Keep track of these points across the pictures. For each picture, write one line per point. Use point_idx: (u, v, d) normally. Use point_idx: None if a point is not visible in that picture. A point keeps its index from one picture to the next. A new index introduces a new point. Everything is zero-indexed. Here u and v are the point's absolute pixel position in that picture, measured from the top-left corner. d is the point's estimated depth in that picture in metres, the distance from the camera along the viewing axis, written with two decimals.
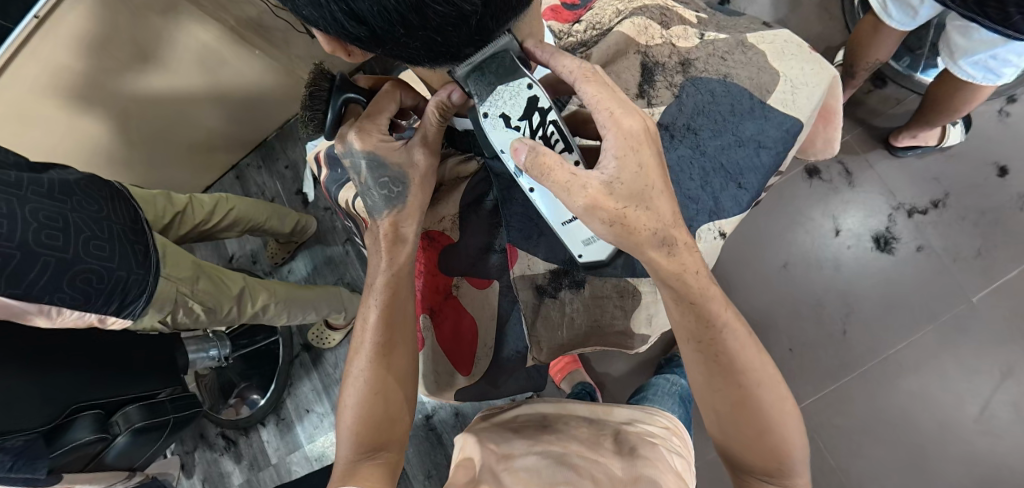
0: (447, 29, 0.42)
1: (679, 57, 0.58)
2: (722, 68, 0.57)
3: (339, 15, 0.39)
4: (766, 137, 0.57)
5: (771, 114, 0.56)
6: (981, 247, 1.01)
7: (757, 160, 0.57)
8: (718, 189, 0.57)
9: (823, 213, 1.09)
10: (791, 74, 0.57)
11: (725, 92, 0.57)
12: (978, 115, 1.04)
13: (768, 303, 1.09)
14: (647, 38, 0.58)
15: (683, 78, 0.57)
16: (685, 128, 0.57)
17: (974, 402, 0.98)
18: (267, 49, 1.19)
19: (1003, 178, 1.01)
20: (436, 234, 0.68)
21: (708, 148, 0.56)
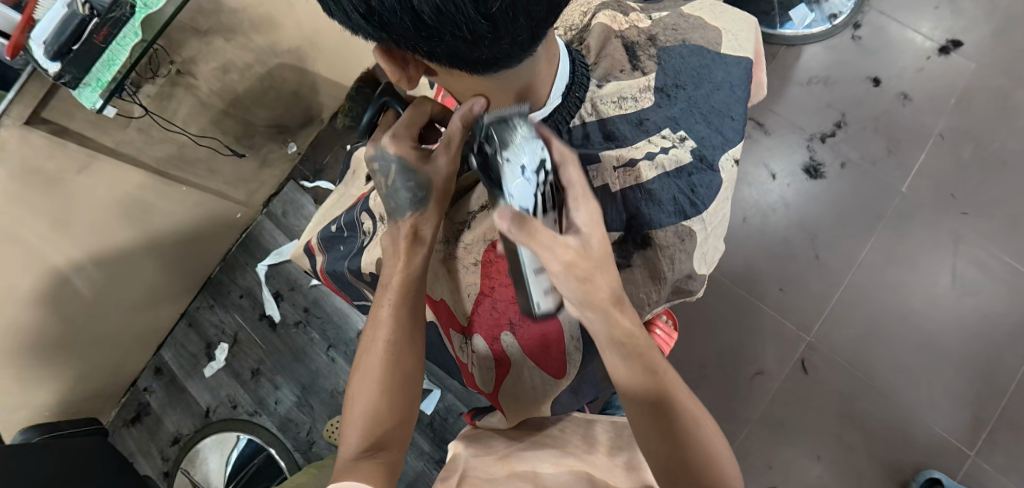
0: (535, 29, 0.49)
1: (645, 35, 0.69)
2: (678, 36, 0.69)
3: (473, 15, 0.43)
4: (733, 77, 0.69)
5: (729, 59, 0.69)
6: (888, 145, 1.15)
7: (735, 94, 0.69)
8: (718, 124, 0.66)
9: (755, 165, 1.19)
10: (727, 27, 0.71)
11: (691, 51, 0.68)
12: (838, 46, 1.21)
13: (748, 256, 1.15)
14: (620, 24, 0.69)
15: (656, 49, 0.68)
16: (674, 86, 0.66)
17: (945, 273, 1.09)
18: (193, 184, 1.15)
19: (878, 86, 1.18)
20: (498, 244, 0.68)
21: (697, 97, 0.67)
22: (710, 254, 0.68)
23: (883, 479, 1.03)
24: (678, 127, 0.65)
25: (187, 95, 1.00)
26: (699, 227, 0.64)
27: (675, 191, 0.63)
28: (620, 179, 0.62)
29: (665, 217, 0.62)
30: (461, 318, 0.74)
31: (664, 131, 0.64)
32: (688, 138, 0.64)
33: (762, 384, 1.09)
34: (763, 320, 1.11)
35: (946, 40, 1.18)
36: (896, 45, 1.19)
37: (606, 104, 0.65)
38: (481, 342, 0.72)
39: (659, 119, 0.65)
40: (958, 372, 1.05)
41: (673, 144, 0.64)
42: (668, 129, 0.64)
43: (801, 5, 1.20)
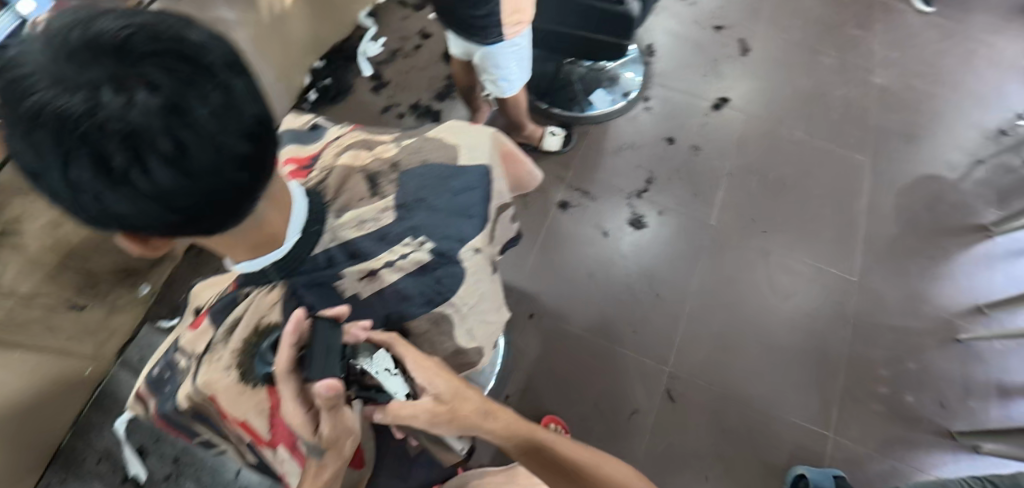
0: (254, 193, 0.46)
1: (389, 162, 0.60)
2: (419, 156, 0.61)
3: (162, 210, 0.40)
4: (473, 184, 0.61)
5: (471, 171, 0.61)
6: (693, 189, 1.33)
7: (476, 196, 0.61)
8: (459, 228, 0.59)
9: (590, 227, 1.28)
10: (466, 143, 0.63)
11: (429, 170, 0.60)
12: (636, 117, 1.42)
13: (600, 309, 1.21)
14: (362, 159, 0.61)
15: (399, 174, 0.60)
16: (416, 201, 0.58)
17: (764, 285, 1.25)
18: (31, 346, 1.04)
19: (673, 144, 1.38)
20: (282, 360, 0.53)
21: (440, 208, 0.59)
22: (476, 328, 0.65)
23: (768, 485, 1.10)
24: (422, 235, 0.57)
25: (13, 254, 0.96)
26: (451, 310, 0.60)
27: (425, 287, 0.58)
28: (368, 288, 0.56)
29: (416, 309, 0.58)
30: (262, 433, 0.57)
31: (404, 239, 0.57)
32: (428, 241, 0.57)
33: (641, 423, 1.13)
34: (625, 364, 1.17)
35: (716, 98, 1.45)
36: (679, 109, 1.43)
37: (346, 230, 0.56)
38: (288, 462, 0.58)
39: (400, 230, 0.57)
40: (799, 368, 1.19)
41: (412, 248, 0.57)
42: (409, 240, 0.57)
43: (598, 91, 1.42)
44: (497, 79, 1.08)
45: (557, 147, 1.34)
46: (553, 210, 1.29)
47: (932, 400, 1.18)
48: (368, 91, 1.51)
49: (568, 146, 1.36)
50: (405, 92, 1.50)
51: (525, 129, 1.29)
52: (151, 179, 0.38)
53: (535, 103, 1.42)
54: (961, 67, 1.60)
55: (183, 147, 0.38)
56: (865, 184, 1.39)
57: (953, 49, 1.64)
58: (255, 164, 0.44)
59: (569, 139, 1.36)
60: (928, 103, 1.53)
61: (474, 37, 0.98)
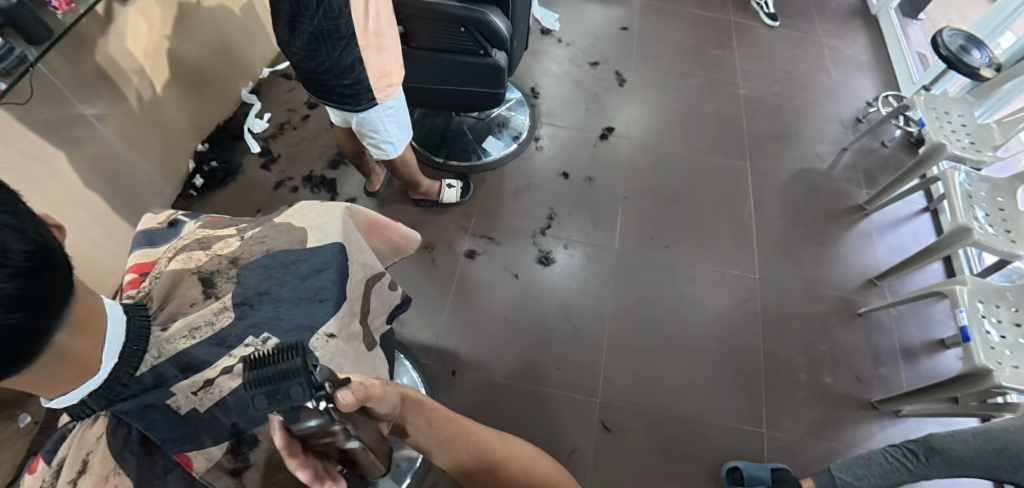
0: (36, 330, 0.41)
1: (227, 258, 0.58)
2: (261, 246, 0.59)
3: None
4: (318, 263, 0.58)
5: (318, 249, 0.59)
6: (594, 218, 1.37)
7: (325, 280, 0.58)
8: (303, 315, 0.56)
9: (500, 271, 1.28)
10: (312, 222, 0.61)
11: (271, 261, 0.58)
12: (530, 156, 1.46)
13: (522, 353, 1.20)
14: (195, 260, 0.57)
15: (237, 269, 0.57)
16: (257, 294, 0.56)
17: (675, 298, 1.29)
18: None
19: (569, 178, 1.42)
20: None
21: (284, 299, 0.56)
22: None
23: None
24: (263, 331, 0.54)
25: None
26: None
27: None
28: (206, 399, 0.51)
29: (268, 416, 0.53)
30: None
31: (246, 339, 0.54)
32: (273, 338, 0.54)
33: (580, 461, 1.12)
34: (556, 403, 1.16)
35: (602, 129, 1.53)
36: (570, 144, 1.49)
37: (175, 343, 0.52)
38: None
39: (241, 330, 0.54)
40: (721, 373, 1.23)
41: (254, 347, 0.54)
42: (249, 340, 0.54)
43: (490, 139, 1.45)
44: (380, 141, 1.07)
45: (454, 198, 1.34)
46: (461, 263, 1.28)
47: (848, 376, 1.25)
48: (259, 168, 1.47)
49: (467, 196, 1.37)
50: (297, 165, 1.48)
51: (420, 186, 1.29)
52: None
53: (430, 158, 1.42)
54: (812, 69, 1.78)
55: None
56: (749, 187, 1.49)
57: (802, 55, 1.82)
58: (34, 302, 0.40)
59: (467, 188, 1.37)
60: (790, 106, 1.68)
61: (346, 105, 0.97)
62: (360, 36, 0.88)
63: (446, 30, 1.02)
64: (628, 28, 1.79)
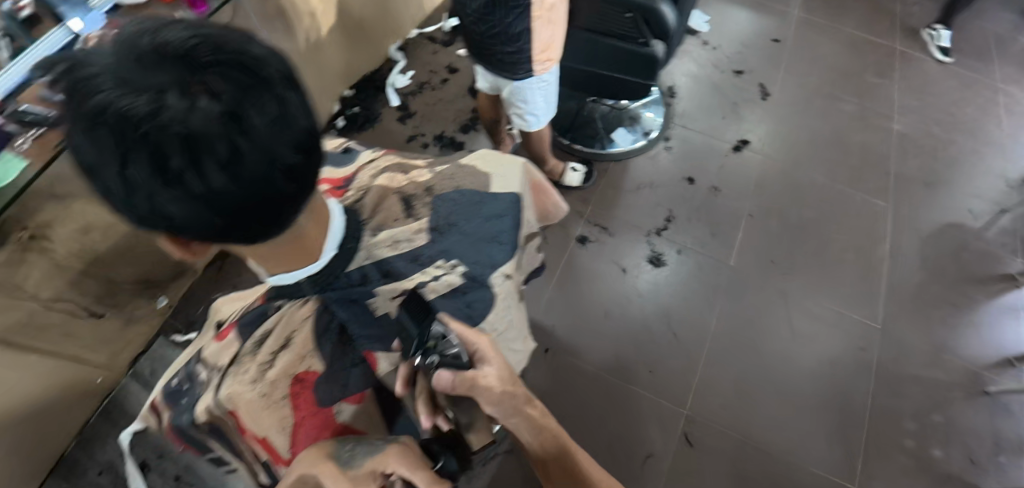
0: (296, 201, 0.47)
1: (422, 186, 0.62)
2: (452, 180, 0.63)
3: (209, 213, 0.42)
4: (504, 208, 0.63)
5: (501, 195, 0.63)
6: (712, 229, 1.33)
7: (506, 224, 0.62)
8: (489, 253, 0.61)
9: (608, 262, 1.28)
10: (496, 168, 0.65)
11: (462, 195, 0.62)
12: (656, 155, 1.44)
13: (615, 348, 1.19)
14: (398, 181, 0.63)
15: (431, 198, 0.61)
16: (450, 224, 0.60)
17: (783, 329, 1.23)
18: (45, 352, 1.07)
19: (694, 184, 1.39)
20: (304, 375, 0.54)
21: (472, 232, 0.60)
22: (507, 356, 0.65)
23: None
24: (451, 258, 0.58)
25: (39, 259, 0.98)
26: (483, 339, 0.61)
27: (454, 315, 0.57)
28: (399, 310, 0.56)
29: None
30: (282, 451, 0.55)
31: (438, 262, 0.58)
32: (460, 265, 0.58)
33: (654, 469, 1.09)
34: (641, 405, 1.14)
35: (736, 140, 1.47)
36: (699, 151, 1.44)
37: (380, 249, 0.57)
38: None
39: (433, 252, 0.58)
40: (819, 417, 1.16)
41: (444, 270, 0.58)
42: (440, 265, 0.58)
43: (621, 130, 1.44)
44: (526, 113, 1.09)
45: (576, 181, 1.36)
46: (571, 249, 1.29)
47: (963, 456, 1.13)
48: (396, 120, 1.55)
49: (591, 183, 1.38)
50: (431, 123, 1.54)
51: (547, 164, 1.31)
52: (205, 181, 0.39)
53: (558, 139, 1.44)
54: (982, 116, 1.61)
55: (238, 152, 0.39)
56: (886, 230, 1.38)
57: (972, 99, 1.65)
58: (304, 175, 0.46)
59: (590, 176, 1.38)
60: (949, 152, 1.53)
61: (506, 70, 1.00)
62: (535, 7, 0.89)
63: (614, 13, 1.02)
64: (780, 41, 1.71)
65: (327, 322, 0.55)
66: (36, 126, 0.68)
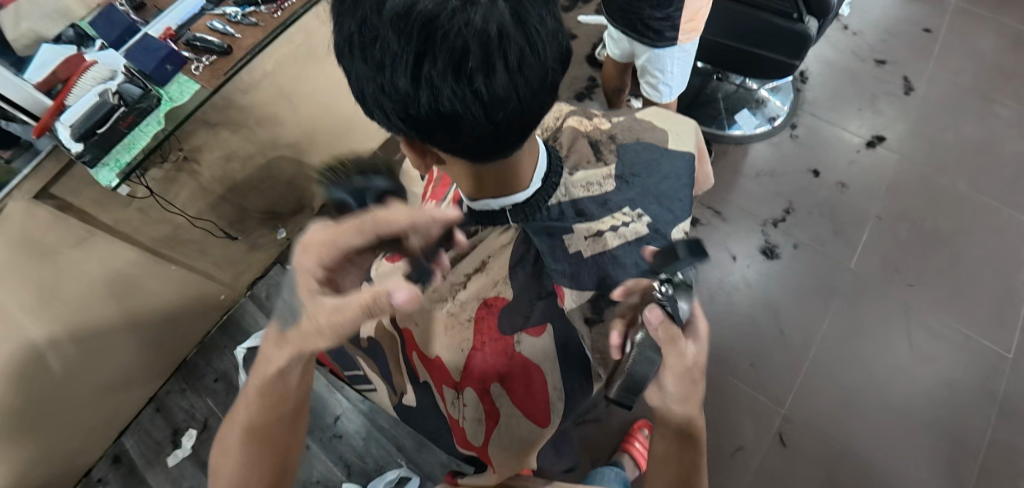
0: (536, 117, 0.55)
1: (606, 134, 0.76)
2: (633, 135, 0.76)
3: (481, 117, 0.49)
4: (681, 170, 0.76)
5: (676, 154, 0.77)
6: (834, 228, 1.27)
7: (681, 182, 0.75)
8: (669, 205, 0.73)
9: (718, 247, 1.29)
10: (672, 130, 0.79)
11: (643, 148, 0.75)
12: (779, 142, 1.37)
13: (713, 336, 1.21)
14: (585, 126, 0.77)
15: (615, 145, 0.75)
16: (633, 174, 0.73)
17: (901, 342, 1.15)
18: (185, 266, 1.20)
19: (818, 177, 1.32)
20: (493, 300, 0.67)
21: (651, 183, 0.73)
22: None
23: None
24: (637, 205, 0.71)
25: (189, 180, 1.07)
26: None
27: (638, 257, 0.67)
28: (591, 247, 0.66)
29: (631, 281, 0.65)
30: (454, 373, 0.69)
31: (623, 209, 0.69)
32: (644, 215, 0.70)
33: (743, 461, 1.10)
34: (737, 397, 1.15)
35: (871, 136, 1.36)
36: (829, 143, 1.36)
37: (577, 188, 0.69)
38: (473, 395, 0.68)
39: (620, 199, 0.70)
40: (930, 441, 1.08)
41: (631, 219, 0.69)
42: (631, 209, 0.70)
43: (744, 112, 1.38)
44: (659, 83, 1.07)
45: None
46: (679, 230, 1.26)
47: None
48: None
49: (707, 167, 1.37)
50: None
51: None
52: (490, 81, 0.47)
53: None
54: None
55: (519, 56, 0.47)
56: None
57: None
58: (550, 91, 0.53)
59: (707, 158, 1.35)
60: None
61: (647, 36, 0.97)
62: None
63: None
64: (934, 29, 1.55)
65: (524, 249, 0.67)
66: (209, 53, 0.80)
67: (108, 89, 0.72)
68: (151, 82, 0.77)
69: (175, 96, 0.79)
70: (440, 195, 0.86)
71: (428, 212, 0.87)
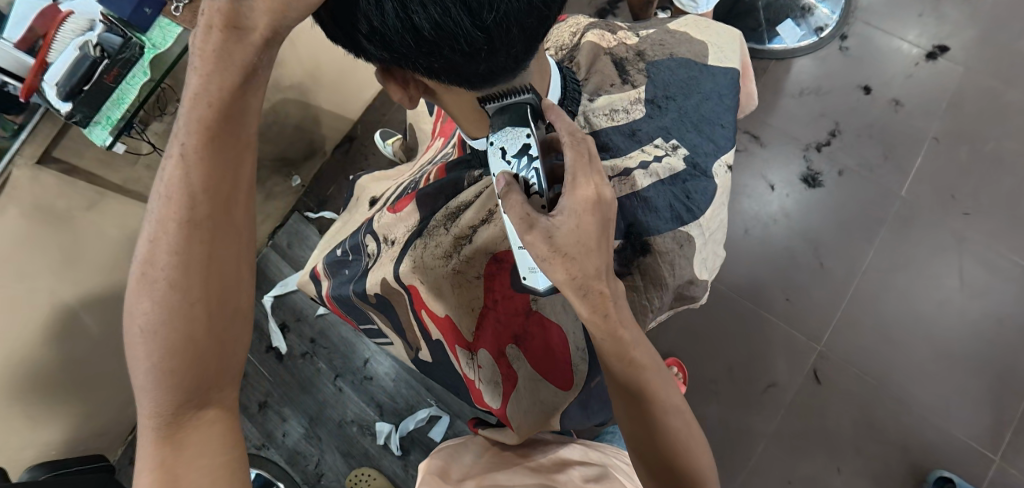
0: (541, 25, 0.48)
1: (633, 50, 0.67)
2: (666, 49, 0.67)
3: (469, 24, 0.43)
4: (722, 89, 0.67)
5: (715, 70, 0.67)
6: (884, 151, 1.17)
7: (723, 103, 0.66)
8: (710, 133, 0.65)
9: (753, 176, 1.21)
10: (712, 41, 0.69)
11: (679, 65, 0.66)
12: (827, 56, 1.24)
13: (748, 271, 1.16)
14: (607, 41, 0.68)
15: (645, 63, 0.66)
16: (666, 97, 0.64)
17: (951, 274, 1.09)
18: None
19: (869, 94, 1.20)
20: (502, 253, 0.57)
21: (688, 107, 0.65)
22: (710, 260, 0.65)
23: (910, 477, 1.01)
24: (671, 135, 0.63)
25: None
26: (697, 232, 0.61)
27: (672, 197, 0.60)
28: (619, 188, 0.60)
29: (662, 223, 0.59)
30: (465, 333, 0.61)
31: (656, 141, 0.62)
32: (680, 146, 0.63)
33: (776, 398, 1.09)
34: (771, 333, 1.12)
35: (932, 45, 1.20)
36: (882, 55, 1.22)
37: (598, 117, 0.63)
38: (487, 358, 0.60)
39: (651, 129, 0.63)
40: (973, 377, 1.04)
41: (665, 152, 0.62)
42: (662, 139, 0.63)
43: (788, 21, 1.23)
44: None
45: None
46: None
47: None
48: None
49: None
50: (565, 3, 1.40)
51: None
52: None
53: None
54: None
55: None
56: None
57: None
58: None
59: None
60: None
61: None
62: None
63: None
64: None
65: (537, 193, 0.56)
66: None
67: (88, 42, 0.80)
68: (132, 30, 0.81)
69: (158, 42, 0.83)
70: (448, 134, 0.82)
71: (438, 154, 0.82)
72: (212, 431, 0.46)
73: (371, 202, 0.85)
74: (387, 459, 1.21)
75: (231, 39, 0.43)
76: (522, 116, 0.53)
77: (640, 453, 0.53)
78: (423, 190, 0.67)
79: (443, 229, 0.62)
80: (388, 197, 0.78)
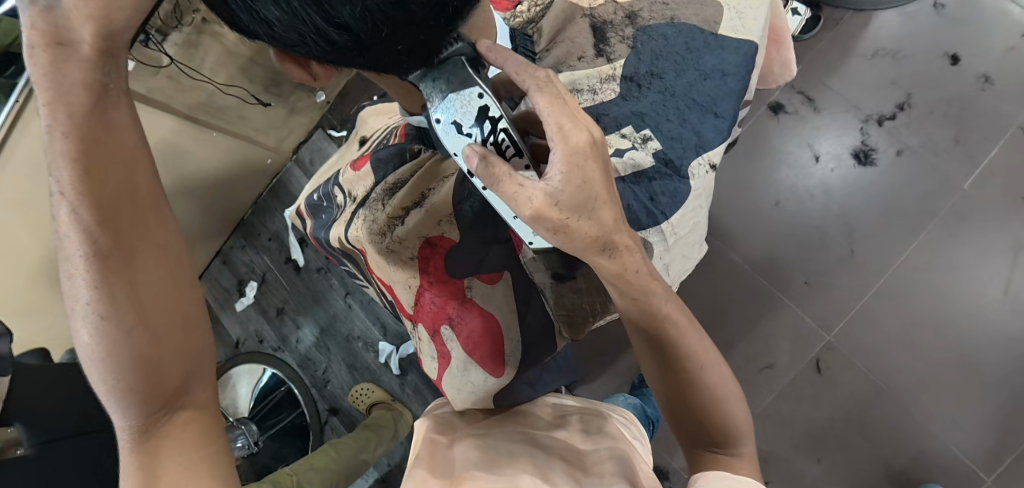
0: (428, 23, 0.42)
1: (624, 12, 0.62)
2: (667, 11, 0.61)
3: (319, 22, 0.38)
4: (727, 65, 0.60)
5: (726, 43, 0.60)
6: (957, 135, 1.02)
7: (726, 86, 0.60)
8: (697, 124, 0.59)
9: (798, 143, 1.09)
10: (732, 3, 0.61)
11: (678, 32, 0.61)
12: (916, 12, 1.05)
13: (772, 245, 1.08)
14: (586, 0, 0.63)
15: (634, 30, 0.61)
16: (648, 75, 0.60)
17: (997, 283, 0.98)
18: (226, 131, 1.17)
19: (957, 65, 1.03)
20: (435, 239, 0.57)
21: (677, 87, 0.59)
22: (677, 264, 0.63)
23: (889, 477, 0.99)
24: (646, 123, 0.59)
25: (213, 43, 0.98)
26: (657, 239, 0.59)
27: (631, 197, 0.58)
28: None
29: None
30: (407, 305, 0.61)
31: (624, 130, 0.58)
32: (651, 139, 0.59)
33: (770, 380, 1.06)
34: (782, 312, 1.07)
35: None
36: (983, 18, 1.03)
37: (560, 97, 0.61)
38: (424, 333, 0.61)
39: (620, 114, 0.59)
40: (986, 395, 0.97)
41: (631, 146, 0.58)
42: (632, 125, 0.59)
43: None
44: None
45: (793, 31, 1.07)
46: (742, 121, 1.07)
47: None
48: None
49: (809, 34, 1.09)
50: None
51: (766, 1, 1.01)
52: None
53: None
54: None
55: None
56: None
57: None
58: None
59: (813, 26, 1.09)
60: None
61: None
62: None
63: None
64: None
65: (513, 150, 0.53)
66: None
67: None
68: None
69: None
70: None
71: None
72: (191, 431, 0.45)
73: (361, 142, 0.84)
74: (387, 376, 1.28)
75: (59, 56, 0.43)
76: (461, 75, 0.46)
77: (673, 404, 0.56)
78: (379, 153, 0.67)
79: (381, 204, 0.62)
80: (372, 141, 0.76)
